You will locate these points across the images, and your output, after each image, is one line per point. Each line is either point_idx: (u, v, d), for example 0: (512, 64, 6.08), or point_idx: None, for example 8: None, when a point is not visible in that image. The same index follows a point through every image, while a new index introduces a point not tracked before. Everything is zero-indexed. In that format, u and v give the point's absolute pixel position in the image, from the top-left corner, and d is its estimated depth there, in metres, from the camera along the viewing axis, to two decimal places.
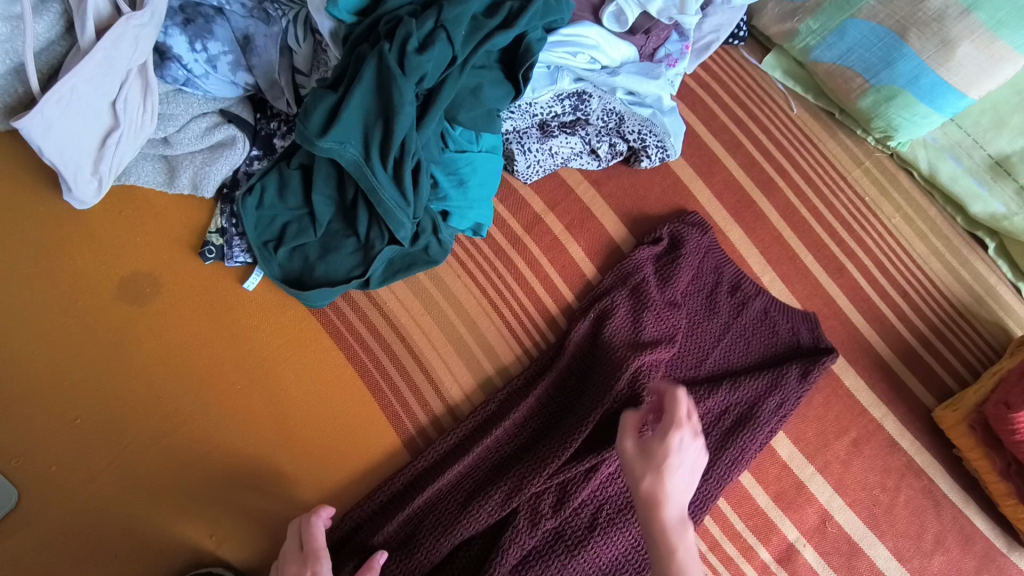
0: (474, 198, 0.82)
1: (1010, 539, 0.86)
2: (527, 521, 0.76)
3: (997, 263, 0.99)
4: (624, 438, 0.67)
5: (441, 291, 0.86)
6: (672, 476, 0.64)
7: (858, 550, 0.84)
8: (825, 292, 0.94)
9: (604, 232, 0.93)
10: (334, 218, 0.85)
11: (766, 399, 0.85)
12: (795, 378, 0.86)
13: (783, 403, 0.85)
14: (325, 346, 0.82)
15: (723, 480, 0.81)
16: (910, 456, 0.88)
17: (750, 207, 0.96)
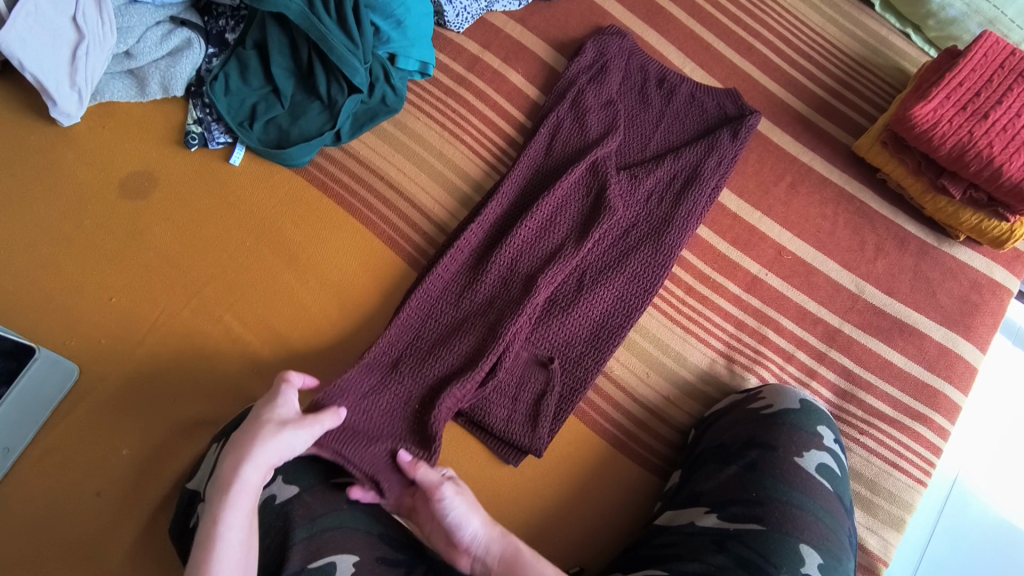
0: (413, 36, 0.92)
1: (939, 235, 1.00)
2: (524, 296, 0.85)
3: (885, 17, 1.12)
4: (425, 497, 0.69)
5: (406, 133, 0.96)
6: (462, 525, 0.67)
7: (813, 268, 0.96)
8: (741, 70, 1.06)
9: (538, 59, 1.03)
10: (296, 89, 0.94)
11: (704, 161, 0.97)
12: (726, 137, 0.98)
13: (720, 159, 0.97)
14: (318, 198, 0.92)
15: (685, 230, 0.93)
16: (841, 186, 1.01)
17: (661, 13, 1.08)
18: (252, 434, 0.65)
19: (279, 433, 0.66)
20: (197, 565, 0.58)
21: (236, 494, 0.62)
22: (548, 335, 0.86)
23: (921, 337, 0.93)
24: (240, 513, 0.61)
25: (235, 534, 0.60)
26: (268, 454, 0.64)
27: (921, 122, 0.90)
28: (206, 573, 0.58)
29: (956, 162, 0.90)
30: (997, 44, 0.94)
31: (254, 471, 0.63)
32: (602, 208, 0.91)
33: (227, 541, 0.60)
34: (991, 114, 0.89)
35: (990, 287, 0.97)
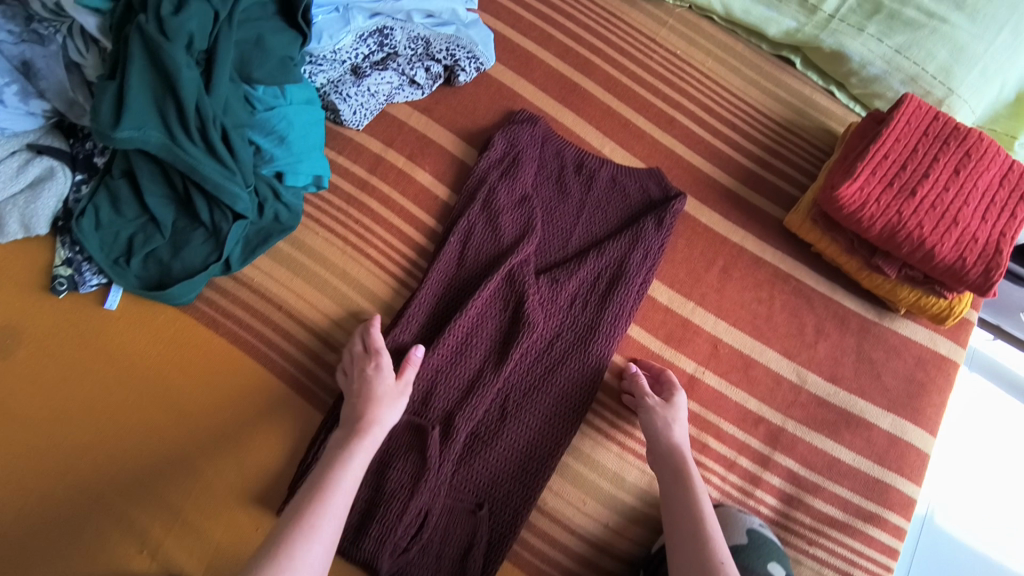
0: (300, 150, 0.82)
1: (880, 308, 0.95)
2: (441, 437, 0.79)
3: (807, 75, 1.08)
4: (645, 398, 0.82)
5: (305, 253, 0.88)
6: (676, 429, 0.81)
7: (751, 361, 0.91)
8: (663, 146, 1.00)
9: (446, 153, 0.95)
10: (178, 215, 0.85)
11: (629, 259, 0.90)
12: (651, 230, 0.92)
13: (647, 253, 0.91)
14: (208, 339, 0.83)
15: (612, 337, 0.87)
16: (775, 265, 0.96)
17: (575, 89, 1.02)
18: (376, 400, 0.74)
19: (392, 409, 0.74)
20: (294, 534, 0.63)
21: (336, 482, 0.68)
22: (472, 474, 0.79)
23: (867, 428, 0.89)
24: (340, 496, 0.67)
25: (327, 530, 0.65)
26: (389, 420, 0.74)
27: (849, 204, 0.85)
28: (305, 542, 0.63)
29: (888, 242, 0.85)
30: (920, 109, 0.89)
31: (349, 471, 0.68)
32: (521, 324, 0.84)
33: (324, 524, 0.65)
34: (919, 190, 0.85)
35: (935, 363, 0.93)
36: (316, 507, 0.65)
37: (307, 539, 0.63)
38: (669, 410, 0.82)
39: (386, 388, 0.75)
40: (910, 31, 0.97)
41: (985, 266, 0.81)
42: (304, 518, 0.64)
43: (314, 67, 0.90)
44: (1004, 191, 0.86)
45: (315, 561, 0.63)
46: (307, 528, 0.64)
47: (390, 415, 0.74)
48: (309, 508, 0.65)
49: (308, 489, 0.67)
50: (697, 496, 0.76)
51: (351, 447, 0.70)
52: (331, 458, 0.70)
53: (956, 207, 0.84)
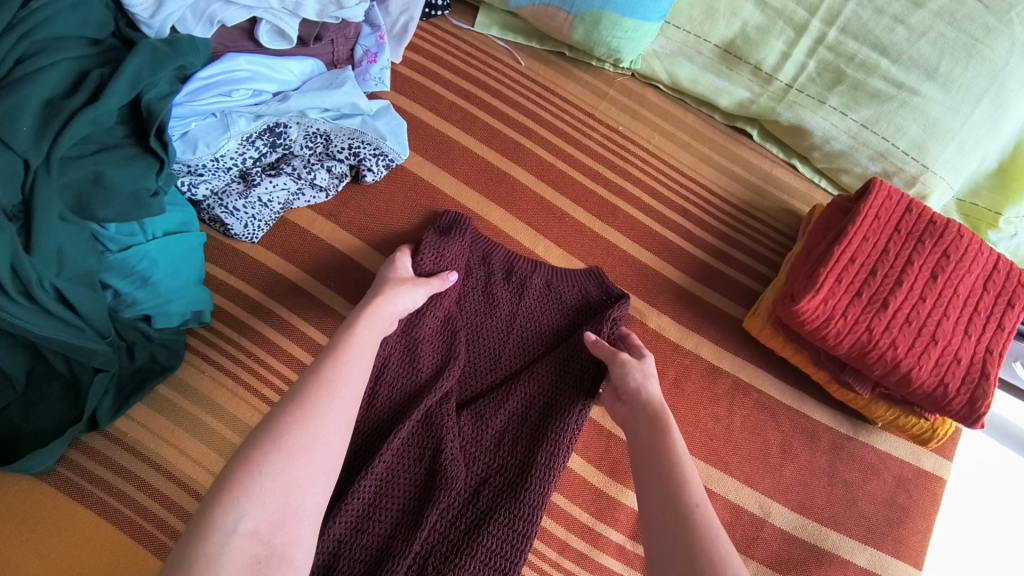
0: (169, 290, 0.71)
1: (855, 420, 0.84)
2: None
3: (766, 147, 0.97)
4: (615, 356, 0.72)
5: (187, 396, 0.76)
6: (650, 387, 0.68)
7: (708, 492, 0.79)
8: (605, 239, 0.89)
9: (356, 265, 0.84)
10: (34, 363, 0.72)
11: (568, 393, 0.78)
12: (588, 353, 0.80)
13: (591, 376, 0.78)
14: (71, 510, 0.70)
15: (548, 481, 0.73)
16: (734, 375, 0.85)
17: (503, 179, 0.90)
18: (392, 282, 0.72)
19: (401, 292, 0.71)
20: (313, 386, 0.55)
21: (350, 342, 0.62)
22: None
23: (844, 567, 0.77)
24: (365, 359, 0.61)
25: (348, 396, 0.57)
26: (398, 307, 0.70)
27: (811, 320, 0.74)
28: (324, 391, 0.55)
29: (858, 361, 0.74)
30: (889, 198, 0.78)
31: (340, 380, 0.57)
32: (439, 475, 0.72)
33: (344, 390, 0.57)
34: (891, 300, 0.73)
35: (919, 481, 0.82)
36: (329, 380, 0.56)
37: (323, 398, 0.55)
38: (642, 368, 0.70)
39: (402, 278, 0.74)
40: (876, 104, 0.86)
41: (969, 394, 0.70)
42: (310, 378, 0.56)
43: (193, 178, 0.79)
44: (989, 296, 0.75)
45: (339, 428, 0.55)
46: (333, 393, 0.55)
47: (407, 295, 0.71)
48: (327, 374, 0.57)
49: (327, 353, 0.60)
50: (672, 443, 0.60)
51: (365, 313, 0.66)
52: (343, 326, 0.64)
53: (935, 321, 0.73)
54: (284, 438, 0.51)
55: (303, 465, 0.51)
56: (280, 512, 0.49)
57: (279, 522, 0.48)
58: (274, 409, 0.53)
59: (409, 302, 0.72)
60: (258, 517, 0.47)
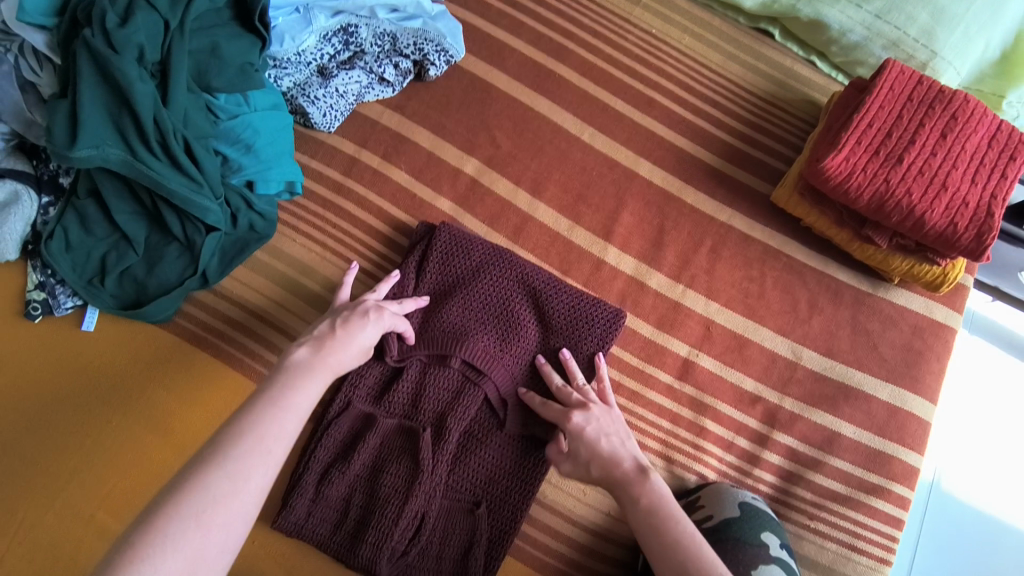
0: (268, 158, 0.81)
1: (874, 279, 0.94)
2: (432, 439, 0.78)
3: (787, 46, 1.05)
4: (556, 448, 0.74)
5: (283, 261, 0.87)
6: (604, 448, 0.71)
7: (746, 340, 0.89)
8: (644, 127, 0.98)
9: (422, 149, 0.93)
10: (151, 231, 0.83)
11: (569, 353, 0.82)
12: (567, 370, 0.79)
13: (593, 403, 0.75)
14: (188, 351, 0.82)
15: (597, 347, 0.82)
16: (765, 242, 0.94)
17: (550, 76, 0.99)
18: (352, 326, 0.71)
19: (355, 340, 0.70)
20: (225, 460, 0.54)
21: (291, 399, 0.60)
22: (467, 474, 0.78)
23: (867, 401, 0.87)
24: (287, 426, 0.59)
25: (262, 474, 0.55)
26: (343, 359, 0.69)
27: (835, 176, 0.83)
28: (245, 465, 0.54)
29: (877, 213, 0.84)
30: (903, 73, 0.87)
31: (271, 444, 0.56)
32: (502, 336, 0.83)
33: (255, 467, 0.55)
34: (905, 156, 0.83)
35: (932, 330, 0.92)
36: (239, 453, 0.54)
37: (249, 471, 0.54)
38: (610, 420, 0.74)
39: (353, 321, 0.71)
40: None
41: (976, 231, 0.80)
42: (239, 444, 0.55)
43: (279, 71, 0.88)
44: (994, 152, 0.84)
45: (242, 510, 0.53)
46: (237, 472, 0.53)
47: (354, 345, 0.70)
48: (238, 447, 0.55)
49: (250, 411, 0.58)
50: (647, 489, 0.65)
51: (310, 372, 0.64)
52: (277, 384, 0.62)
53: (945, 172, 0.82)
54: (199, 518, 0.50)
55: (207, 547, 0.50)
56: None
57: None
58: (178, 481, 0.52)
59: (347, 361, 0.69)
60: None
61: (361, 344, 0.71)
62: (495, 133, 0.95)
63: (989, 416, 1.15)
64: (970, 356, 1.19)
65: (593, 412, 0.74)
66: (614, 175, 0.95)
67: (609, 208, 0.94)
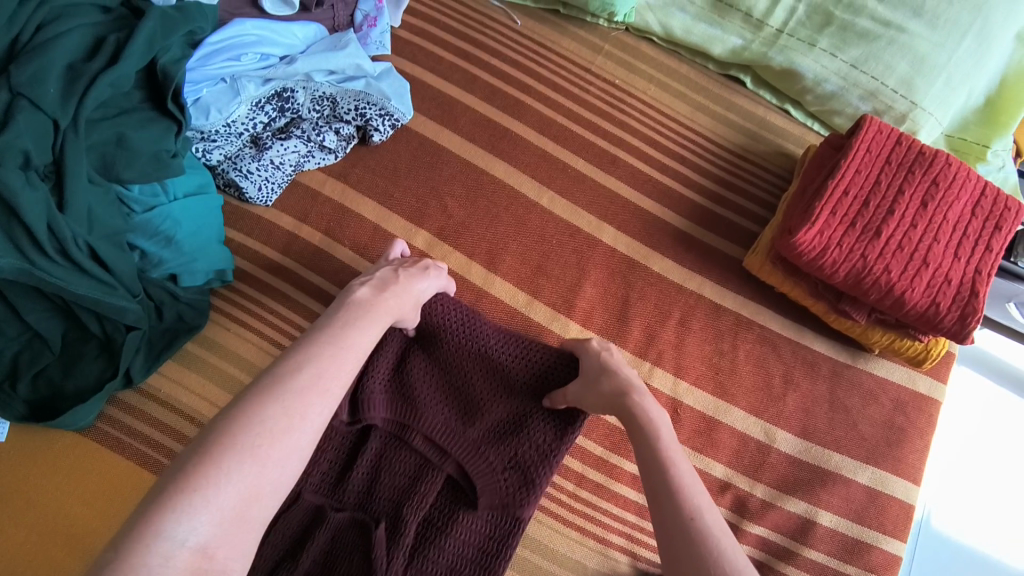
0: (193, 248, 0.74)
1: (853, 349, 0.88)
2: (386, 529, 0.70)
3: (760, 94, 0.99)
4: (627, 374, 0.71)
5: (216, 352, 0.80)
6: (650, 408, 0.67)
7: (716, 422, 0.83)
8: (607, 188, 0.92)
9: (367, 222, 0.87)
10: (68, 327, 0.76)
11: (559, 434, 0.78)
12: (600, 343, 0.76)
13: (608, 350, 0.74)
14: (113, 461, 0.75)
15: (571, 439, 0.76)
16: (737, 312, 0.88)
17: (506, 135, 0.93)
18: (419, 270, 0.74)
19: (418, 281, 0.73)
20: (286, 393, 0.52)
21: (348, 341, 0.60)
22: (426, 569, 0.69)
23: (846, 485, 0.82)
24: (344, 365, 0.57)
25: (314, 411, 0.53)
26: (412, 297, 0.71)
27: (808, 251, 0.77)
28: (304, 402, 0.52)
29: (854, 289, 0.78)
30: (879, 133, 0.81)
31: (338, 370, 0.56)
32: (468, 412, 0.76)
33: (313, 405, 0.53)
34: (883, 229, 0.77)
35: (915, 404, 0.86)
36: (284, 393, 0.52)
37: (307, 408, 0.52)
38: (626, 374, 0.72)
39: (414, 275, 0.73)
40: (865, 44, 0.89)
41: (959, 311, 0.74)
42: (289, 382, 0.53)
43: (207, 144, 0.82)
44: (977, 221, 0.78)
45: (298, 442, 0.51)
46: (297, 406, 0.52)
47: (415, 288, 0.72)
48: (296, 381, 0.53)
49: (311, 350, 0.57)
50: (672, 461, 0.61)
51: (367, 320, 0.63)
52: (336, 327, 0.60)
53: (925, 246, 0.76)
54: (255, 451, 0.48)
55: (262, 477, 0.48)
56: (234, 525, 0.46)
57: (228, 533, 0.45)
58: (212, 424, 0.49)
59: (400, 308, 0.69)
60: (210, 529, 0.44)
61: (418, 297, 0.72)
62: (446, 200, 0.89)
63: (983, 453, 1.10)
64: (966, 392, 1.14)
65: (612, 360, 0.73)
66: (575, 242, 0.89)
67: (570, 279, 0.87)
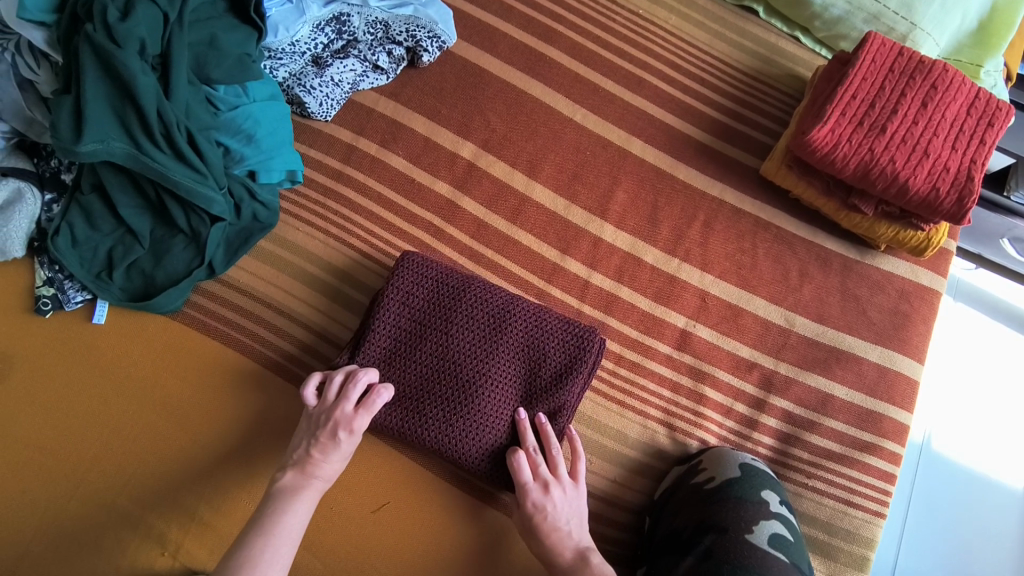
0: (270, 147, 0.83)
1: (861, 247, 0.97)
2: None
3: (771, 23, 1.08)
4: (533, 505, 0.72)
5: (286, 248, 0.88)
6: (559, 531, 0.72)
7: (741, 310, 0.92)
8: (634, 107, 1.00)
9: (418, 135, 0.95)
10: (155, 224, 0.84)
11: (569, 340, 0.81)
12: (528, 465, 0.75)
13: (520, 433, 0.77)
14: (200, 342, 0.83)
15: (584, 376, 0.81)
16: (756, 215, 0.97)
17: (542, 59, 1.01)
18: (336, 446, 0.71)
19: (332, 459, 0.71)
20: (245, 562, 0.62)
21: (290, 503, 0.68)
22: None
23: (858, 363, 0.91)
24: (285, 538, 0.65)
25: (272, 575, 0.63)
26: (336, 470, 0.72)
27: (821, 146, 0.86)
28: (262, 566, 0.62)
29: (862, 181, 0.87)
30: (884, 45, 0.89)
31: (280, 539, 0.65)
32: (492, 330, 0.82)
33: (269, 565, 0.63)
34: (889, 126, 0.86)
35: (919, 293, 0.95)
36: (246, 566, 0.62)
37: (265, 556, 0.63)
38: (569, 498, 0.74)
39: (334, 449, 0.71)
40: None
41: (957, 195, 0.83)
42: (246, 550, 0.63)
43: (274, 62, 0.89)
44: (972, 119, 0.87)
45: None
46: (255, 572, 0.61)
47: (335, 464, 0.71)
48: (259, 551, 0.63)
49: (255, 530, 0.65)
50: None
51: (296, 496, 0.68)
52: (272, 508, 0.67)
53: (926, 140, 0.85)
54: None
55: None
56: None
57: None
58: None
59: (335, 472, 0.72)
60: None
61: (342, 461, 0.72)
62: (489, 116, 0.97)
63: (982, 383, 1.19)
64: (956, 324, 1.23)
65: (553, 494, 0.73)
66: (608, 154, 0.98)
67: (605, 187, 0.96)
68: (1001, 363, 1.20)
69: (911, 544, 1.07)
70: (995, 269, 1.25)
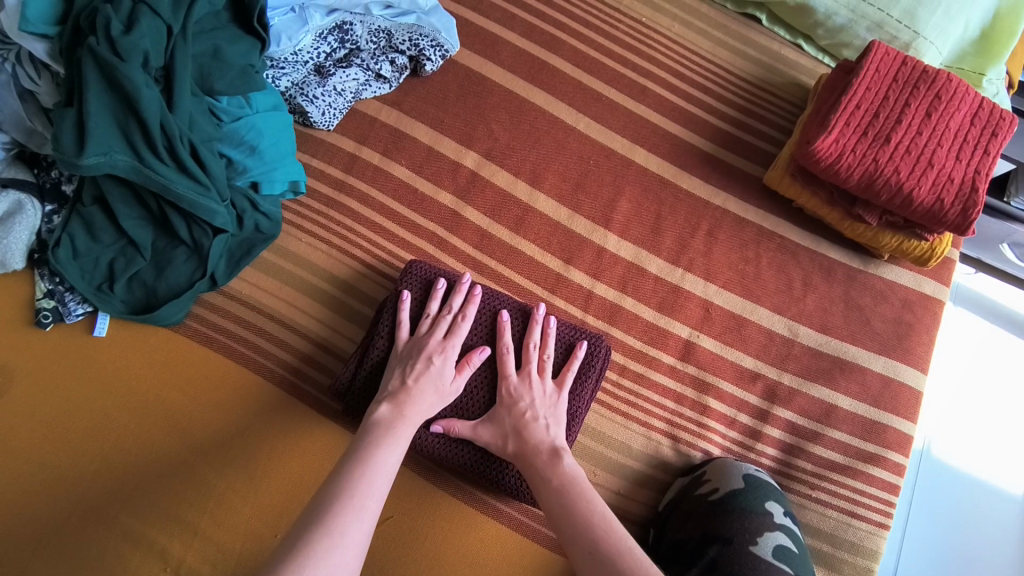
0: (273, 159, 0.82)
1: (864, 256, 0.97)
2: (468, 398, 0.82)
3: (774, 31, 1.08)
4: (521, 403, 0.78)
5: (288, 259, 0.88)
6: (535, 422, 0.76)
7: (745, 320, 0.92)
8: (638, 115, 1.00)
9: (421, 144, 0.95)
10: (157, 236, 0.83)
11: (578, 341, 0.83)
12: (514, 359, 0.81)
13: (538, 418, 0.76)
14: (203, 355, 0.83)
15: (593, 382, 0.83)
16: (759, 225, 0.97)
17: (545, 68, 1.01)
18: (428, 380, 0.76)
19: (428, 395, 0.75)
20: (348, 494, 0.62)
21: (397, 436, 0.70)
22: None
23: (862, 373, 0.91)
24: (377, 482, 0.64)
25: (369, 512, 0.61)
26: (429, 406, 0.75)
27: (826, 156, 0.85)
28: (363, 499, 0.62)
29: (866, 191, 0.87)
30: (887, 54, 0.89)
31: (381, 468, 0.66)
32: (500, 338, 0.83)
33: (364, 509, 0.61)
34: (892, 136, 0.86)
35: (922, 303, 0.95)
36: (347, 502, 0.61)
37: (365, 496, 0.62)
38: (551, 404, 0.78)
39: (427, 380, 0.76)
40: None
41: (962, 206, 0.83)
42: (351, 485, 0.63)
43: (277, 71, 0.89)
44: (976, 129, 0.87)
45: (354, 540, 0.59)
46: (356, 506, 0.61)
47: (426, 402, 0.74)
48: (357, 484, 0.63)
49: (353, 467, 0.65)
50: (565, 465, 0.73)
51: (391, 432, 0.70)
52: (369, 444, 0.68)
53: (930, 150, 0.85)
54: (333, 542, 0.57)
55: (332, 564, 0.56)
56: None
57: None
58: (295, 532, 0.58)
59: (424, 410, 0.74)
60: None
61: (433, 393, 0.75)
62: (493, 126, 0.97)
63: (985, 389, 1.19)
64: (958, 329, 1.23)
65: (533, 393, 0.78)
66: (611, 162, 0.97)
67: (608, 196, 0.96)
68: (1002, 368, 1.21)
69: (913, 550, 1.07)
70: (995, 273, 1.25)
